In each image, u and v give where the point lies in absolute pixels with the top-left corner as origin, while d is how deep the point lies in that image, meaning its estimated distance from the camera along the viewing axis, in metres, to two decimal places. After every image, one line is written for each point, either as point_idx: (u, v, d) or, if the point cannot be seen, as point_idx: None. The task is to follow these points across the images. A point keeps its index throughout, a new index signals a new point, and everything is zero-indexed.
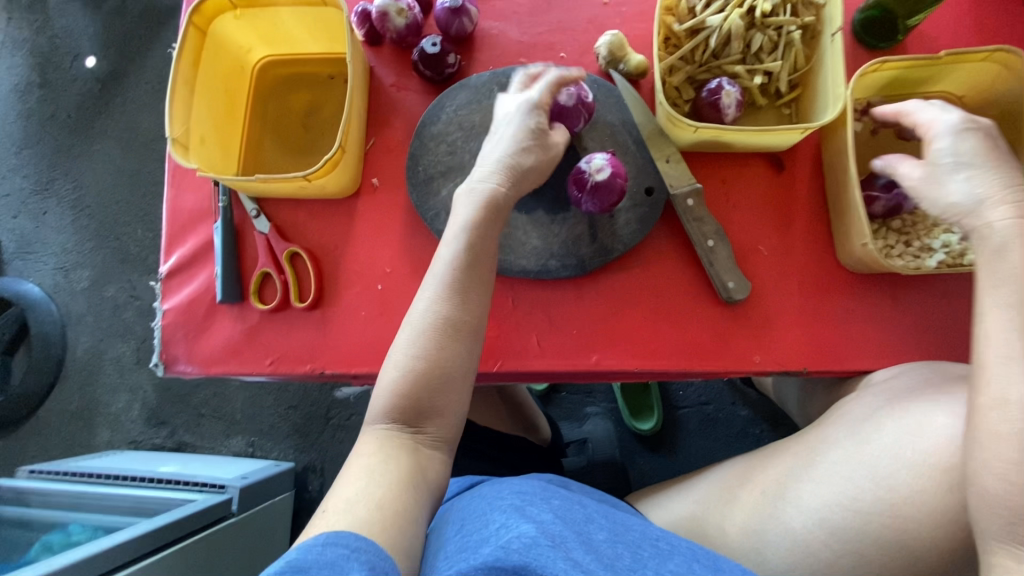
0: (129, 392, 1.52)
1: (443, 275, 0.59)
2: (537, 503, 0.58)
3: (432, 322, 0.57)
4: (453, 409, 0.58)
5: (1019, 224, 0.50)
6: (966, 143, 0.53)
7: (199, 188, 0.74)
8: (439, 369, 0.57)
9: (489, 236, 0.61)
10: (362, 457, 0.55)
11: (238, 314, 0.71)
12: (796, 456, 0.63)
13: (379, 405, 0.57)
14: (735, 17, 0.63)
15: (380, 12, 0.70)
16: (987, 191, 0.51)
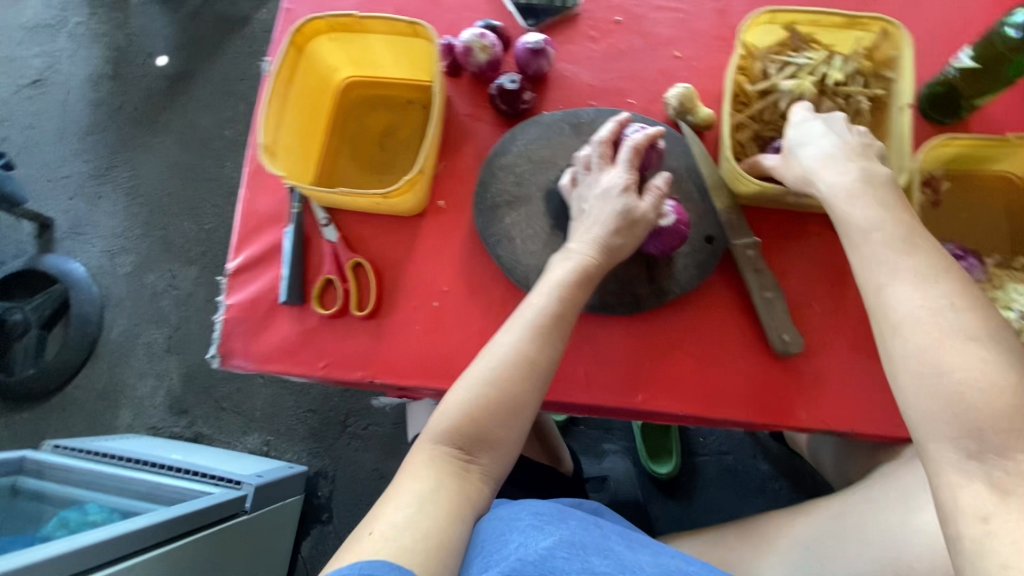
0: (156, 378, 1.56)
1: (532, 320, 0.62)
2: (554, 523, 0.60)
3: (513, 361, 0.60)
4: (508, 447, 0.60)
5: (870, 210, 0.55)
6: (821, 145, 0.60)
7: (273, 193, 0.78)
8: (510, 406, 0.60)
9: (577, 301, 0.64)
10: (415, 477, 0.56)
11: (297, 317, 0.74)
12: (839, 518, 0.63)
13: (441, 424, 0.59)
14: (805, 83, 0.66)
15: (465, 47, 0.75)
16: (836, 180, 0.58)
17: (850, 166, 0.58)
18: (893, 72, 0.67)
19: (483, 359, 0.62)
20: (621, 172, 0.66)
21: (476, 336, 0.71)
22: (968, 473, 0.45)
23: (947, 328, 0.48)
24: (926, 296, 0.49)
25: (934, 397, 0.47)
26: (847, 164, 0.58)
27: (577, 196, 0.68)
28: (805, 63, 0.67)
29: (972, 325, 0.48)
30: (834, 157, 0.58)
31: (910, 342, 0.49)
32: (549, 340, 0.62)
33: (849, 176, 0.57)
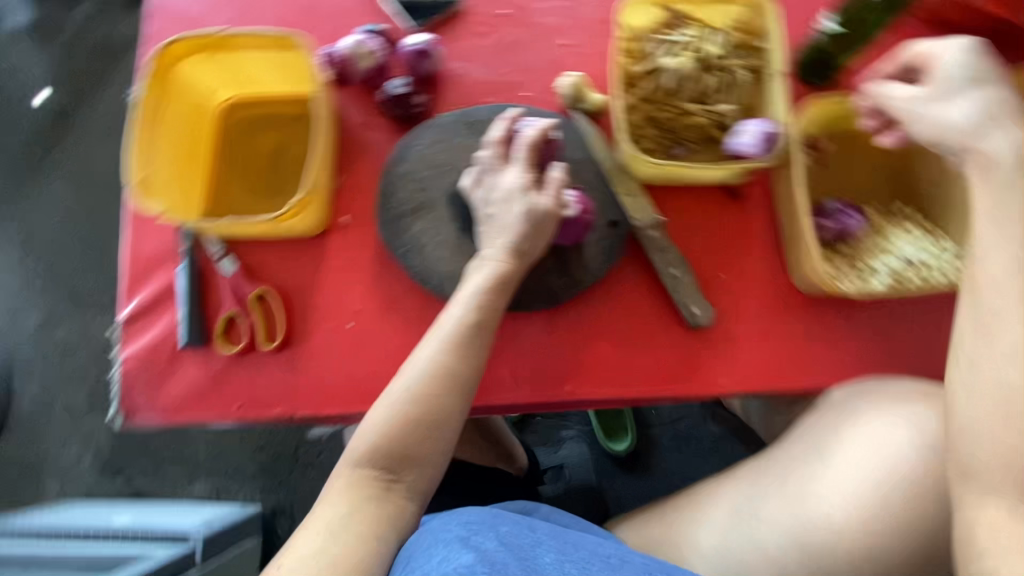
0: (82, 440, 1.44)
1: (450, 330, 0.61)
2: (482, 532, 0.58)
3: (431, 375, 0.59)
4: (433, 462, 0.59)
5: (1016, 155, 0.55)
6: (982, 82, 0.56)
7: (160, 231, 0.73)
8: (430, 421, 0.58)
9: (494, 309, 0.63)
10: (331, 502, 0.56)
11: (203, 359, 0.70)
12: (758, 476, 0.65)
13: (359, 446, 0.58)
14: (686, 60, 0.68)
15: (346, 55, 0.72)
16: (986, 121, 0.55)
17: (1003, 116, 0.56)
18: (764, 42, 0.69)
19: (400, 376, 0.60)
20: (518, 172, 0.65)
21: (398, 351, 0.69)
22: (986, 500, 0.50)
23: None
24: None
25: (999, 454, 0.49)
26: (1004, 129, 0.55)
27: (479, 199, 0.66)
28: (685, 41, 0.68)
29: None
30: (980, 110, 0.56)
31: (1004, 373, 0.50)
32: (467, 351, 0.60)
33: (1013, 142, 0.55)
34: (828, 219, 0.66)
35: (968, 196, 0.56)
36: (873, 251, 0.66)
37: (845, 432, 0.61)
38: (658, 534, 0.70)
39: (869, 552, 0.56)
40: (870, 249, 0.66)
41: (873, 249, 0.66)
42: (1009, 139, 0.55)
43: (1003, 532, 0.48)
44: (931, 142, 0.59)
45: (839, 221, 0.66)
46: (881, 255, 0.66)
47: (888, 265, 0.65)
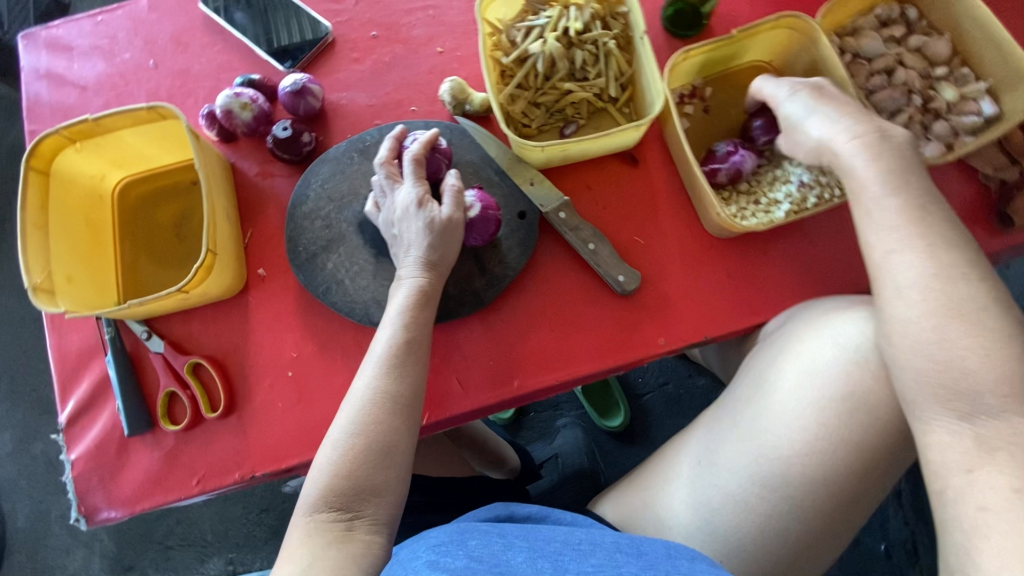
0: (85, 547, 1.42)
1: (382, 355, 0.61)
2: (451, 552, 0.58)
3: (372, 403, 0.59)
4: (391, 489, 0.58)
5: (859, 141, 0.56)
6: (802, 95, 0.61)
7: (83, 326, 0.72)
8: (382, 447, 0.58)
9: (422, 323, 0.63)
10: (291, 559, 0.53)
11: (153, 443, 0.69)
12: (715, 428, 0.65)
13: (314, 491, 0.56)
14: (550, 41, 0.68)
15: (225, 110, 0.72)
16: (834, 131, 0.58)
17: (865, 127, 0.57)
18: (626, 5, 0.70)
19: (342, 413, 0.60)
20: (410, 187, 0.65)
21: (343, 388, 0.69)
22: (955, 430, 0.47)
23: (951, 303, 0.49)
24: (938, 265, 0.50)
25: (924, 372, 0.49)
26: (857, 122, 0.57)
27: (383, 222, 0.67)
28: (546, 22, 0.70)
29: (982, 297, 0.49)
30: (849, 113, 0.58)
31: (913, 305, 0.50)
32: (406, 370, 0.61)
33: (864, 134, 0.57)
34: (720, 163, 0.67)
35: (852, 185, 0.56)
36: (771, 181, 0.67)
37: (783, 363, 0.62)
38: (639, 503, 0.70)
39: (821, 471, 0.58)
40: (766, 180, 0.68)
41: (769, 181, 0.68)
42: (897, 134, 0.57)
43: (998, 483, 0.44)
44: (818, 158, 0.60)
45: (729, 162, 0.67)
46: (780, 183, 0.67)
47: (786, 193, 0.66)
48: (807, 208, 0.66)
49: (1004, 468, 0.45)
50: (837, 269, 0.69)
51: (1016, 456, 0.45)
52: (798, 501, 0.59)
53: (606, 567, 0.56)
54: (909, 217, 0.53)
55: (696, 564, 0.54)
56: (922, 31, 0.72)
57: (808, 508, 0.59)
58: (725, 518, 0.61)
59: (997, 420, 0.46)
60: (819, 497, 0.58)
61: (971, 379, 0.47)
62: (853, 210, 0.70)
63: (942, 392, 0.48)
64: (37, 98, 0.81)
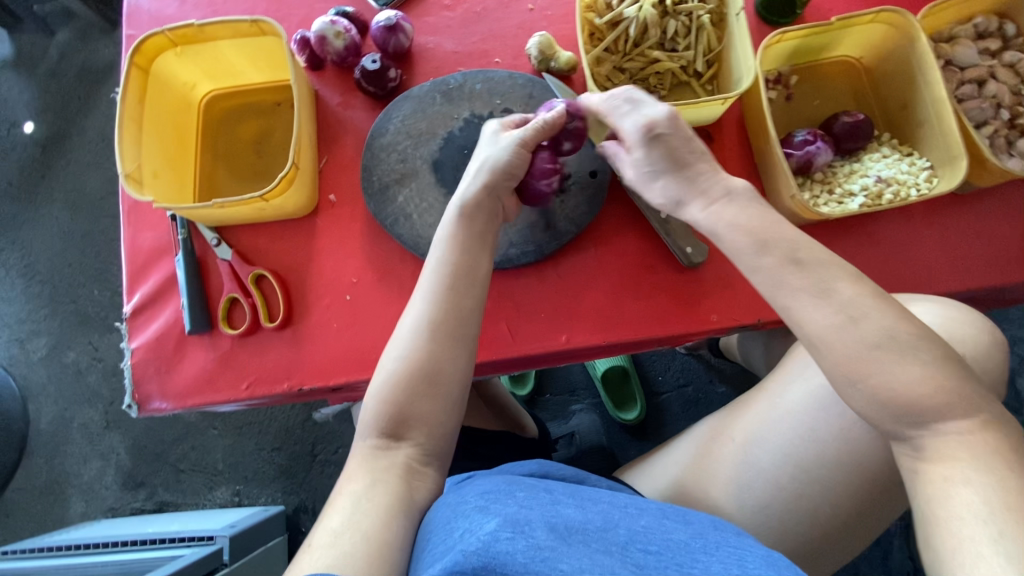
0: (101, 459, 1.46)
1: (431, 283, 0.61)
2: (502, 500, 0.55)
3: (421, 330, 0.59)
4: (437, 420, 0.58)
5: (708, 213, 0.56)
6: (652, 151, 0.59)
7: (156, 225, 0.75)
8: (423, 374, 0.58)
9: (476, 249, 0.62)
10: (352, 479, 0.56)
11: (210, 344, 0.72)
12: (761, 407, 0.66)
13: (367, 415, 0.59)
14: (646, 7, 0.70)
15: (319, 36, 0.74)
16: (681, 195, 0.58)
17: (719, 196, 0.56)
18: None
19: (394, 340, 0.60)
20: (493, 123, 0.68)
21: (395, 318, 0.71)
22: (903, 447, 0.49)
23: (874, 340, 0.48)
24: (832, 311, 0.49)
25: (876, 397, 0.48)
26: (709, 195, 0.57)
27: None
28: None
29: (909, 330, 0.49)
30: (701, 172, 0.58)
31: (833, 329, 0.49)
32: (459, 302, 0.60)
33: (718, 208, 0.56)
34: (795, 149, 0.66)
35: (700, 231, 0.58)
36: (847, 173, 0.67)
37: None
38: (667, 474, 0.70)
39: (856, 458, 0.59)
40: (843, 173, 0.67)
41: (845, 173, 0.68)
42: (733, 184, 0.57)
43: (961, 477, 0.45)
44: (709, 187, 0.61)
45: (804, 151, 0.66)
46: (857, 176, 0.67)
47: (862, 186, 0.66)
48: (881, 204, 0.65)
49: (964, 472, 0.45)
50: (903, 271, 0.68)
51: (970, 453, 0.46)
52: (829, 485, 0.60)
53: (655, 527, 0.56)
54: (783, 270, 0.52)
55: (746, 539, 0.54)
56: (1018, 48, 0.72)
57: (840, 492, 0.60)
58: (755, 494, 0.62)
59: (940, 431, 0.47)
60: (847, 483, 0.60)
61: (933, 397, 0.47)
62: (923, 216, 0.69)
63: (903, 411, 0.47)
64: (137, 5, 0.84)
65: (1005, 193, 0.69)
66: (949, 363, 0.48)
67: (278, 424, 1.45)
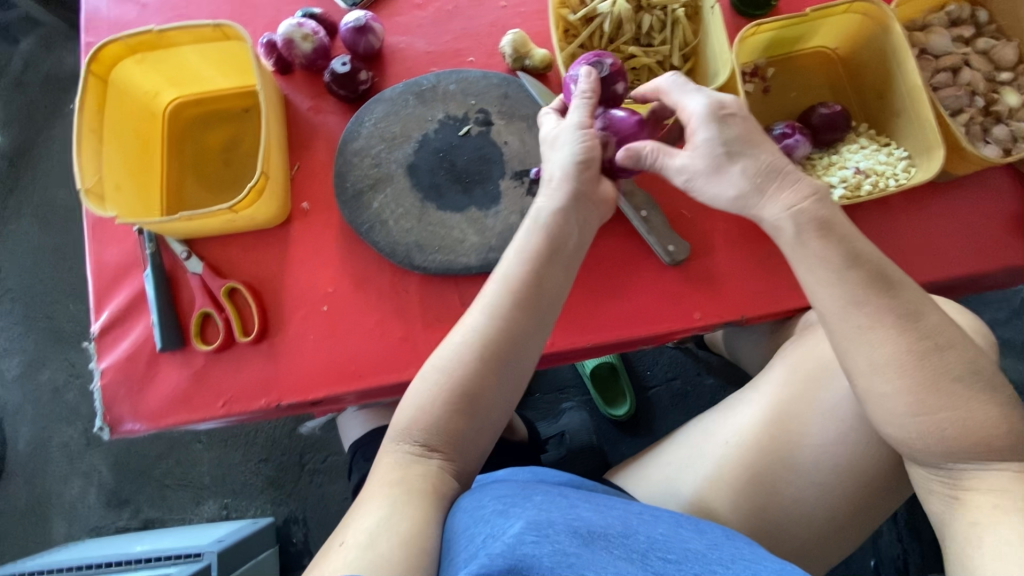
0: (83, 477, 1.42)
1: (495, 295, 0.58)
2: (520, 504, 0.55)
3: (478, 348, 0.57)
4: (479, 440, 0.58)
5: (793, 215, 0.54)
6: (723, 133, 0.56)
7: (123, 239, 0.73)
8: (474, 394, 0.56)
9: (547, 266, 0.59)
10: (384, 479, 0.55)
11: (182, 361, 0.70)
12: (760, 410, 0.65)
13: (405, 421, 0.57)
14: (620, 2, 0.68)
15: (286, 39, 0.72)
16: (767, 188, 0.55)
17: (799, 194, 0.55)
18: None
19: (444, 350, 0.58)
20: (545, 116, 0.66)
21: (375, 328, 0.70)
22: (934, 474, 0.52)
23: (932, 374, 0.50)
24: (903, 343, 0.51)
25: (924, 429, 0.50)
26: (801, 187, 0.55)
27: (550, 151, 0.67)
28: None
29: (956, 365, 0.50)
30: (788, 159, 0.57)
31: (888, 382, 0.51)
32: (521, 332, 0.58)
33: (801, 207, 0.54)
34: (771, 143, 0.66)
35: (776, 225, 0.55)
36: (826, 166, 0.66)
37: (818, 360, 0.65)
38: (663, 478, 0.68)
39: (852, 464, 0.61)
40: (822, 165, 0.67)
41: (825, 165, 0.67)
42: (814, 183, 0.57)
43: (991, 506, 0.48)
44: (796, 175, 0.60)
45: (782, 144, 0.66)
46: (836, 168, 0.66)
47: (841, 177, 0.65)
48: (860, 196, 0.64)
49: (994, 498, 0.49)
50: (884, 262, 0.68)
51: (1006, 488, 0.49)
52: (827, 490, 0.61)
53: (671, 536, 0.55)
54: (858, 296, 0.52)
55: (759, 551, 0.53)
56: (990, 35, 0.72)
57: (838, 496, 0.61)
58: (757, 496, 0.62)
59: (986, 467, 0.50)
60: (848, 488, 0.61)
61: (981, 429, 0.49)
62: (901, 206, 0.69)
63: (948, 442, 0.50)
64: (95, 11, 0.81)
65: (979, 181, 0.70)
66: (994, 395, 0.50)
67: (264, 436, 1.42)
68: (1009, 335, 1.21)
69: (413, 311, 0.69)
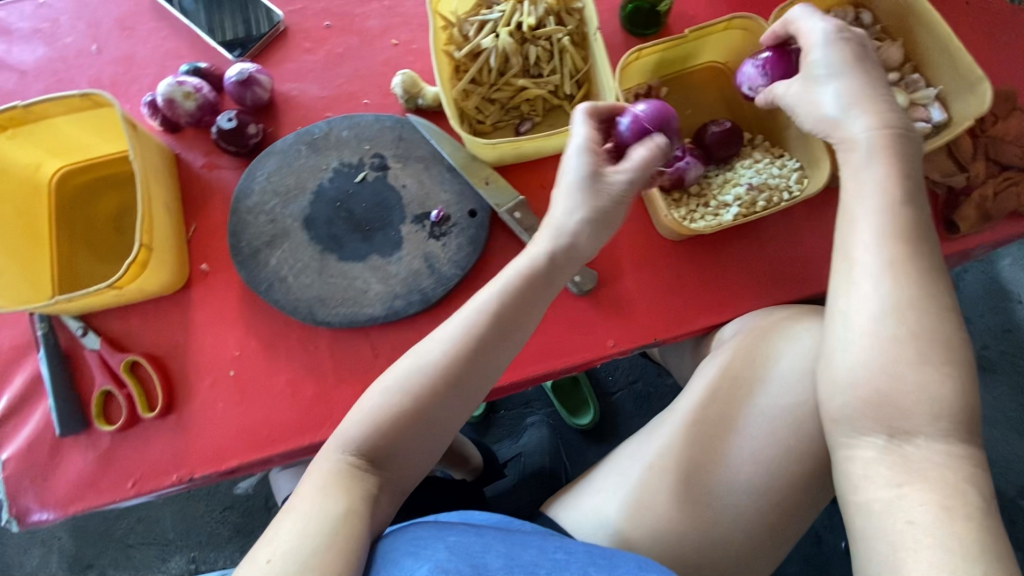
0: (42, 545, 1.37)
1: (475, 317, 0.56)
2: (433, 544, 0.56)
3: (444, 366, 0.55)
4: (423, 458, 0.56)
5: (879, 133, 0.54)
6: (839, 51, 0.56)
7: (18, 321, 0.70)
8: (428, 413, 0.55)
9: (534, 288, 0.57)
10: (316, 494, 0.52)
11: (88, 443, 0.67)
12: (681, 428, 0.65)
13: (354, 428, 0.55)
14: (503, 36, 0.68)
15: (166, 99, 0.69)
16: (859, 106, 0.55)
17: (889, 115, 0.54)
18: (580, 1, 0.70)
19: (411, 359, 0.56)
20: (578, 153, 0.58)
21: (285, 388, 0.67)
22: (882, 452, 0.49)
23: (915, 335, 0.49)
24: (903, 297, 0.50)
25: (876, 388, 0.49)
26: (879, 111, 0.54)
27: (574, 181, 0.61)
28: (499, 16, 0.69)
29: (949, 342, 0.49)
30: (877, 88, 0.55)
31: (868, 339, 0.50)
32: (484, 354, 0.56)
33: (885, 127, 0.54)
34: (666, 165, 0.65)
35: (860, 177, 0.54)
36: (720, 184, 0.68)
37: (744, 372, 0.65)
38: (594, 507, 0.66)
39: (770, 482, 0.62)
40: (717, 183, 0.68)
41: (720, 183, 0.68)
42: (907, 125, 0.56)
43: (925, 501, 0.46)
44: (822, 131, 0.58)
45: (675, 167, 0.66)
46: (730, 186, 0.67)
47: (735, 196, 0.66)
48: (755, 211, 0.66)
49: (932, 488, 0.46)
50: (789, 271, 0.69)
51: (943, 476, 0.46)
52: (744, 510, 0.62)
53: None
54: (889, 244, 0.51)
55: None
56: (875, 36, 0.73)
57: (752, 517, 0.62)
58: (690, 505, 0.62)
59: (921, 447, 0.47)
60: (766, 503, 0.62)
61: (925, 403, 0.48)
62: (804, 214, 0.70)
63: (890, 411, 0.49)
64: None
65: None
66: (960, 379, 0.48)
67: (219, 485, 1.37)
68: (967, 313, 1.17)
69: (324, 367, 0.67)
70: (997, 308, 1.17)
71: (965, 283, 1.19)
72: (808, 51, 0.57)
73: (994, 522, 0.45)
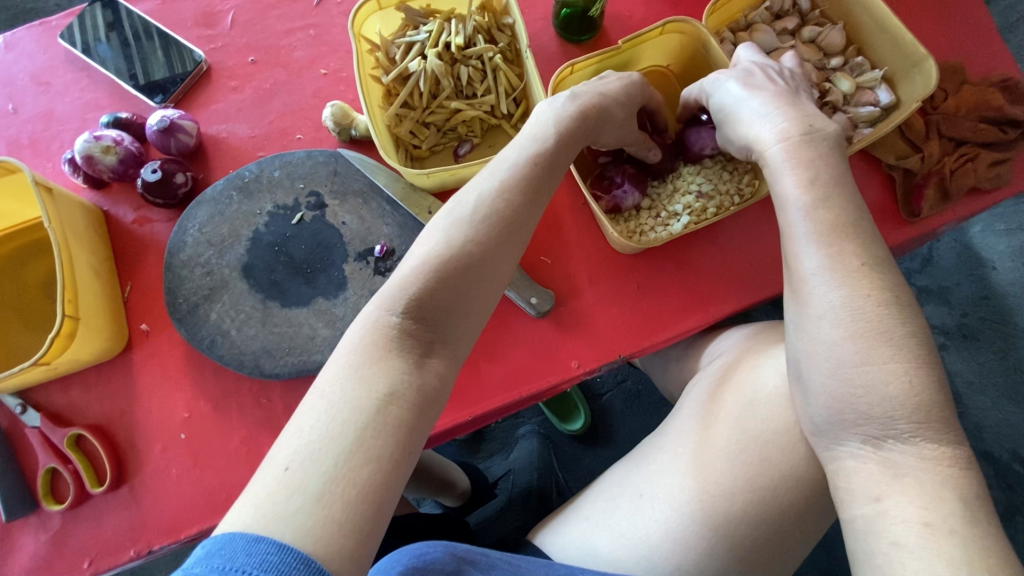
0: None
1: (520, 165, 0.51)
2: None
3: (501, 199, 0.50)
4: (465, 341, 0.48)
5: (787, 143, 0.51)
6: (731, 85, 0.56)
7: None
8: (476, 269, 0.47)
9: (568, 151, 0.54)
10: (357, 377, 0.42)
11: (38, 525, 0.63)
12: (665, 455, 0.63)
13: (397, 286, 0.46)
14: (430, 57, 0.65)
15: (84, 156, 0.65)
16: (762, 125, 0.53)
17: (798, 125, 0.52)
18: (510, 16, 0.67)
19: (457, 201, 0.50)
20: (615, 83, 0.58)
21: (241, 446, 0.64)
22: (861, 454, 0.46)
23: (880, 328, 0.45)
24: (866, 286, 0.46)
25: (833, 397, 0.47)
26: (788, 119, 0.52)
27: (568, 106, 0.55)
28: (425, 37, 0.67)
29: (909, 329, 0.46)
30: (773, 103, 0.53)
31: (835, 329, 0.46)
32: (534, 195, 0.51)
33: (795, 134, 0.51)
34: (604, 192, 0.66)
35: (774, 191, 0.52)
36: (670, 194, 0.67)
37: (724, 393, 0.63)
38: (579, 542, 0.64)
39: (763, 510, 0.58)
40: (666, 193, 0.67)
41: (669, 193, 0.67)
42: (826, 127, 0.52)
43: (907, 514, 0.42)
44: (749, 154, 0.56)
45: (612, 195, 0.66)
46: (679, 195, 0.67)
47: (685, 205, 0.66)
48: (707, 218, 0.66)
49: (914, 498, 0.43)
50: (751, 275, 0.67)
51: (922, 483, 0.43)
52: (736, 540, 0.59)
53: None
54: (836, 233, 0.48)
55: None
56: (815, 21, 0.71)
57: (745, 545, 0.59)
58: (681, 538, 0.59)
59: (908, 448, 0.44)
60: (758, 534, 0.59)
61: (884, 404, 0.44)
62: (760, 215, 0.69)
63: (854, 417, 0.46)
64: None
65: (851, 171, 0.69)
66: (929, 376, 0.45)
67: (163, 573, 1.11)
68: (944, 281, 1.16)
69: (279, 420, 0.65)
70: (973, 276, 1.16)
71: (938, 254, 1.17)
72: (705, 97, 0.59)
73: (989, 535, 0.41)
